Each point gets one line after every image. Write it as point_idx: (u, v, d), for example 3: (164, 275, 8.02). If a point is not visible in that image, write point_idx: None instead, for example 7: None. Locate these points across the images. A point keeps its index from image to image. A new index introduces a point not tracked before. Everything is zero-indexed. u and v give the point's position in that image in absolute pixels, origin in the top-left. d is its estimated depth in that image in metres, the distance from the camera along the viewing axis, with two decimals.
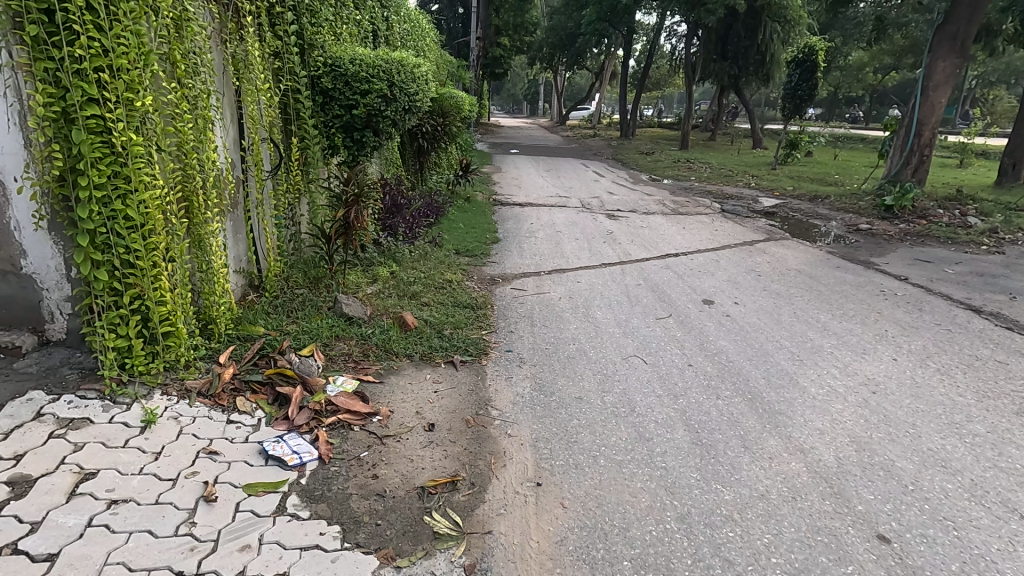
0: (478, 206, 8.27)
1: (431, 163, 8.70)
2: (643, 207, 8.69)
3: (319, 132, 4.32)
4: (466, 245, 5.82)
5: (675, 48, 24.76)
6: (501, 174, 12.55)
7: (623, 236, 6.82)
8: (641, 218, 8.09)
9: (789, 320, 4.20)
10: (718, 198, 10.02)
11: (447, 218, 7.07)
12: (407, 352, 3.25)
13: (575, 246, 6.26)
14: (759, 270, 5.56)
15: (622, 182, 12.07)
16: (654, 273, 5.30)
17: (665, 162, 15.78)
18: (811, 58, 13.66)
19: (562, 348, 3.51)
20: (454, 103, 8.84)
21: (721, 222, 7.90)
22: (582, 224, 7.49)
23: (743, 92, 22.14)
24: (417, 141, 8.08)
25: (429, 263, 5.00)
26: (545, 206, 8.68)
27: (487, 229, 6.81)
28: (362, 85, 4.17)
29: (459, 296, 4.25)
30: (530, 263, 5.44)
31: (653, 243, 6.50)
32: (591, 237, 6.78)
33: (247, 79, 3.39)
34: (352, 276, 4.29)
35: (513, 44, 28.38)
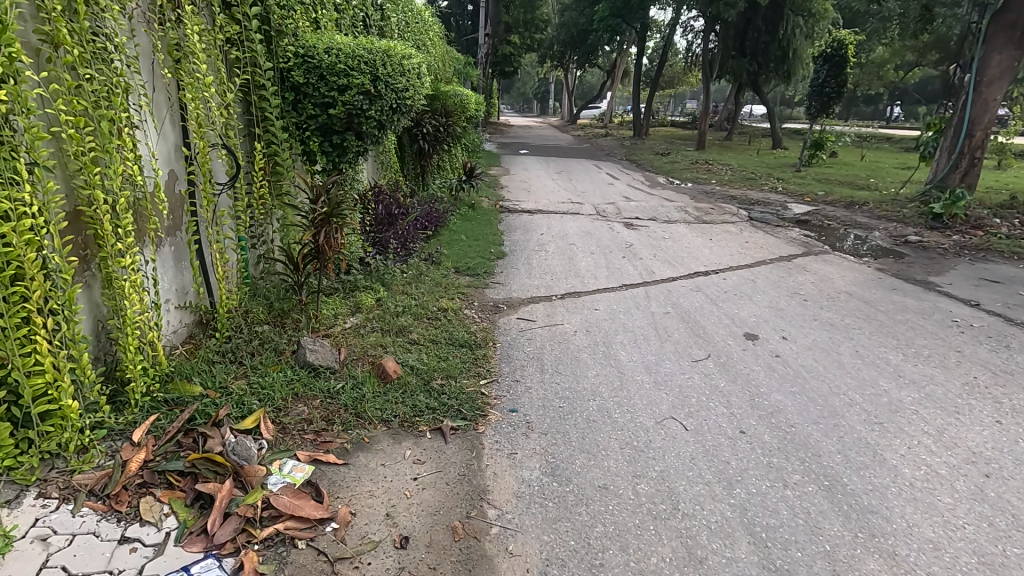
0: (483, 213, 7.62)
1: (433, 166, 8.05)
2: (663, 215, 7.97)
3: (291, 136, 3.65)
4: (468, 262, 5.14)
5: (690, 45, 23.92)
6: (509, 177, 11.88)
7: (644, 250, 6.11)
8: (661, 227, 7.37)
9: (854, 362, 3.47)
10: (743, 203, 9.25)
11: (448, 229, 6.41)
12: (383, 415, 2.57)
13: (590, 261, 5.55)
14: (804, 292, 4.83)
15: (638, 185, 11.33)
16: (683, 298, 4.59)
17: (682, 164, 15.00)
18: (841, 53, 12.79)
19: (580, 406, 2.81)
20: (457, 100, 8.21)
21: (751, 233, 7.16)
22: (597, 234, 6.79)
23: (763, 89, 21.27)
24: (417, 142, 7.52)
25: (423, 287, 4.32)
26: (556, 213, 7.99)
27: (491, 241, 6.14)
28: (340, 79, 3.48)
29: (456, 332, 3.57)
30: (540, 284, 4.75)
31: (679, 259, 5.78)
32: (609, 250, 6.08)
33: (189, 71, 2.71)
34: (328, 307, 3.62)
35: (523, 41, 27.67)
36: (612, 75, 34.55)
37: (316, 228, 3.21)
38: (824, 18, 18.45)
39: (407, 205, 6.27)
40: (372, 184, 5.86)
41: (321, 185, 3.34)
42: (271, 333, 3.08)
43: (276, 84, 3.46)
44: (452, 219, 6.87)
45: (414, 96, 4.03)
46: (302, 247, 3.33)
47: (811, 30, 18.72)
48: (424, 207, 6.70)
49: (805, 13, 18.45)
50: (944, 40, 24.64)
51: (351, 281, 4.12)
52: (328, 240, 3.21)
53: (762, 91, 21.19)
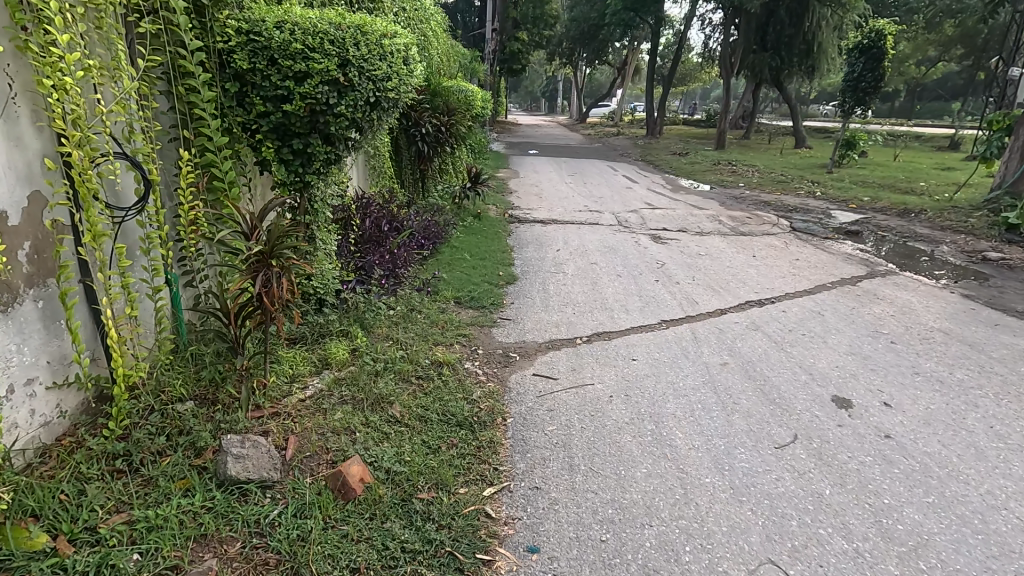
0: (490, 225, 6.72)
1: (434, 172, 7.16)
2: (693, 225, 7.02)
3: (238, 140, 2.76)
4: (471, 291, 4.26)
5: (707, 39, 22.90)
6: (519, 180, 11.01)
7: (679, 271, 5.18)
8: (693, 241, 6.43)
9: (996, 447, 2.54)
10: (780, 211, 8.29)
11: (450, 245, 5.55)
12: (335, 570, 1.68)
13: (616, 287, 4.62)
14: (888, 330, 3.90)
15: (660, 189, 10.42)
16: (740, 341, 3.66)
17: (703, 165, 14.03)
18: (879, 44, 11.74)
19: (631, 540, 1.91)
20: (457, 97, 7.34)
21: (798, 248, 6.21)
22: (621, 249, 5.87)
23: (785, 85, 20.23)
24: (415, 145, 6.68)
25: (414, 331, 3.42)
26: (572, 223, 7.11)
27: (499, 260, 5.26)
28: (296, 63, 2.57)
29: (451, 402, 2.67)
30: (560, 320, 3.86)
31: (722, 283, 4.85)
32: (637, 270, 5.18)
33: (50, 45, 1.82)
34: (285, 368, 2.73)
35: (532, 38, 26.75)
36: (624, 72, 33.52)
37: (252, 270, 2.28)
38: (853, 9, 17.33)
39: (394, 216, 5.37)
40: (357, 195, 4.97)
41: (261, 207, 2.46)
42: (190, 419, 2.19)
43: (209, 71, 2.56)
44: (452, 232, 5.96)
45: (404, 88, 3.08)
46: (237, 295, 2.40)
47: (839, 21, 17.63)
48: (420, 218, 5.82)
49: (833, 4, 17.36)
50: (973, 33, 23.47)
51: (320, 325, 3.23)
52: (274, 287, 2.29)
53: (784, 87, 20.14)
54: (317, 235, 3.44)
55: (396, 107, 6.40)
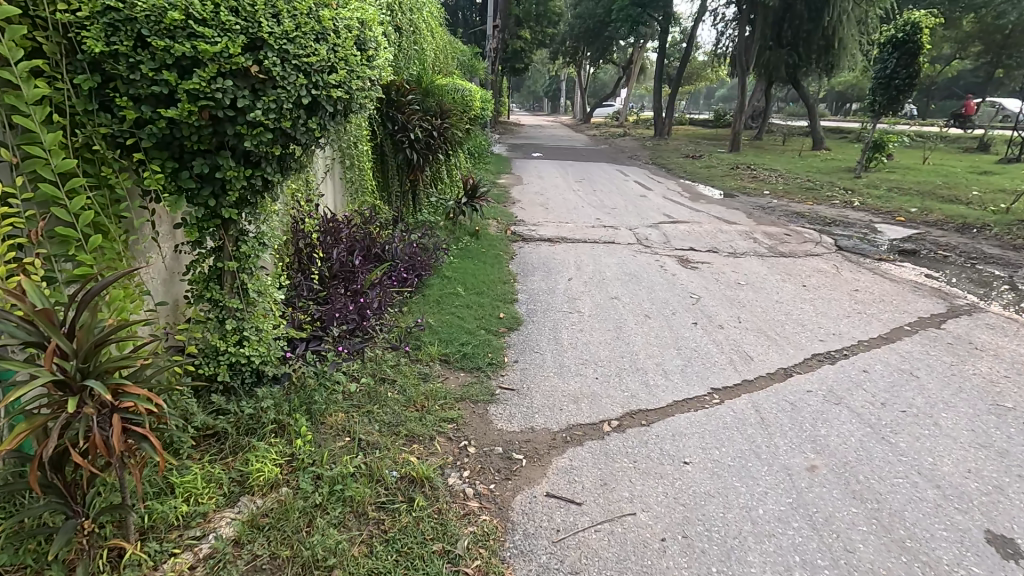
0: (489, 245, 5.81)
1: (426, 183, 6.25)
2: (725, 244, 6.08)
3: (107, 161, 1.84)
4: (461, 344, 3.36)
5: (718, 35, 21.96)
6: (522, 187, 10.11)
7: (718, 308, 4.25)
8: (727, 265, 5.51)
9: None
10: (817, 225, 7.36)
11: (440, 275, 4.64)
12: None
13: (644, 335, 3.69)
14: (1012, 402, 2.96)
15: (678, 197, 9.51)
16: (822, 423, 2.72)
17: (719, 170, 13.11)
18: (915, 38, 10.75)
19: None
20: (452, 97, 6.41)
21: (852, 273, 5.28)
22: (644, 277, 4.95)
23: (801, 83, 19.27)
24: (402, 152, 5.80)
25: (382, 418, 2.51)
26: (584, 241, 6.20)
27: (500, 294, 4.34)
28: (178, 43, 1.65)
29: (422, 564, 1.76)
30: (578, 391, 2.94)
31: (774, 326, 3.92)
32: (668, 306, 4.25)
33: None
34: (172, 508, 1.82)
35: (534, 36, 25.91)
36: (629, 71, 32.54)
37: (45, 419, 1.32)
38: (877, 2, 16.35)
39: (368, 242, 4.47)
40: (319, 219, 4.08)
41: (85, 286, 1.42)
42: None
43: (45, 59, 1.65)
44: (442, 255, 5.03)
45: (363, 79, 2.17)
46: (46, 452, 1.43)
47: (861, 15, 16.61)
48: (403, 239, 4.92)
49: None
50: (998, 28, 22.43)
51: (248, 418, 2.33)
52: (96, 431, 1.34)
53: (801, 86, 19.17)
54: (250, 287, 2.54)
55: (372, 105, 5.51)
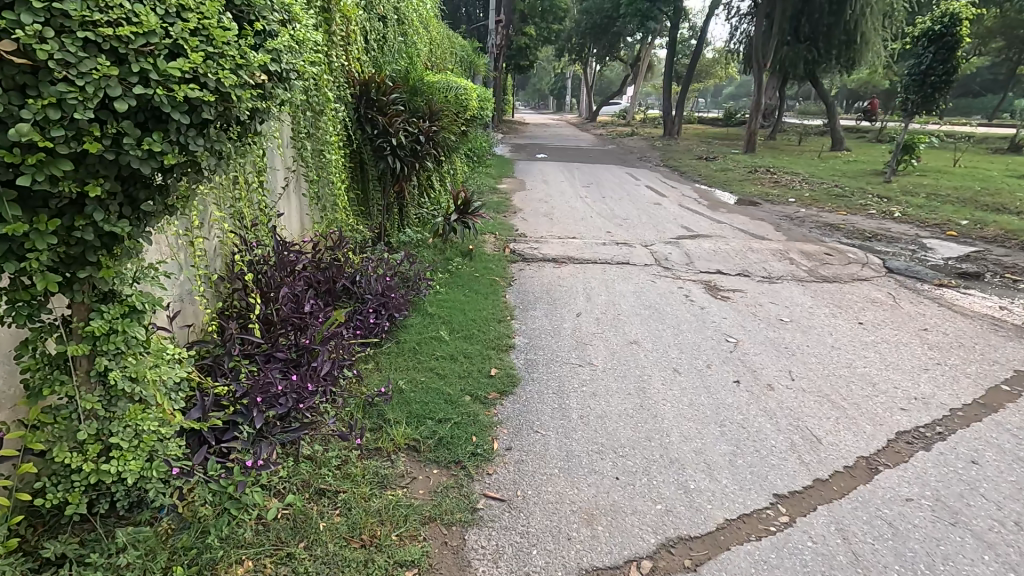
0: (484, 268, 5.00)
1: (410, 195, 5.62)
2: (757, 266, 5.26)
3: None
4: (435, 422, 2.56)
5: (731, 31, 21.09)
6: (526, 194, 9.34)
7: (763, 358, 3.43)
8: (763, 293, 4.68)
9: None
10: (856, 240, 6.52)
11: (423, 312, 3.86)
12: None
13: (674, 402, 2.87)
14: None
15: (696, 206, 8.70)
16: (942, 562, 1.90)
17: (737, 173, 12.26)
18: (954, 31, 9.86)
19: None
20: (441, 96, 5.76)
21: (914, 305, 4.45)
22: (667, 313, 4.12)
23: (819, 81, 18.37)
24: (383, 160, 5.06)
25: (303, 572, 1.73)
26: (593, 261, 5.40)
27: (493, 338, 3.55)
28: None
29: None
30: (591, 501, 2.14)
31: (838, 387, 3.09)
32: (700, 354, 3.45)
33: None
34: None
35: (540, 32, 25.09)
36: (637, 68, 31.61)
37: None
38: None
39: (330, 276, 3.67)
40: (263, 251, 3.28)
41: None
42: None
43: None
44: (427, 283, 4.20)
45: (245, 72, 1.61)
46: None
47: (885, 8, 15.70)
48: (377, 267, 4.11)
49: None
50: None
51: None
52: None
53: (819, 83, 18.25)
54: (117, 374, 1.74)
55: (348, 105, 4.75)
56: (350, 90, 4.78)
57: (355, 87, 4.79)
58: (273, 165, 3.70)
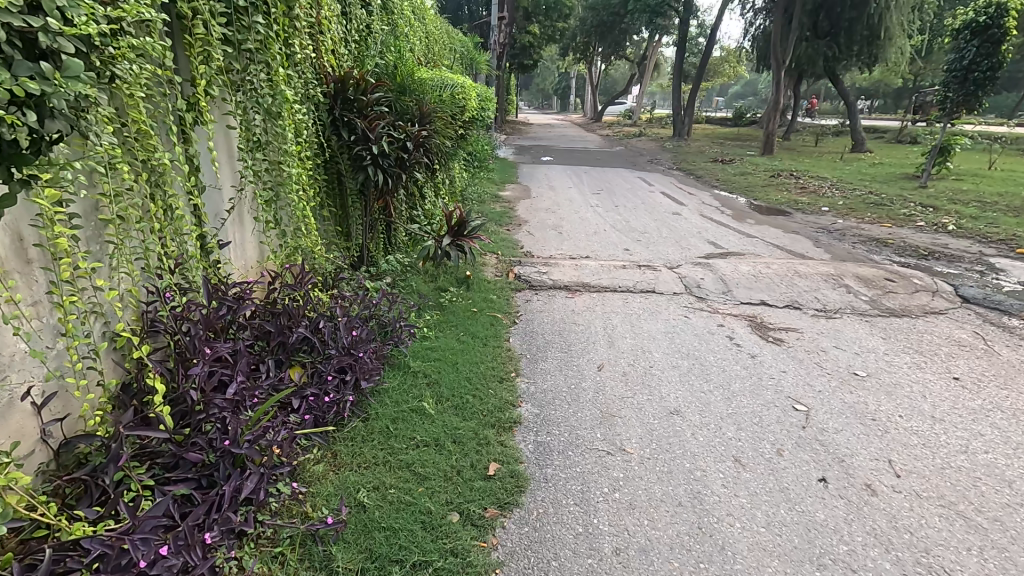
0: (483, 300, 4.19)
1: (397, 211, 4.81)
2: (807, 296, 4.42)
3: None
4: (406, 570, 1.77)
5: (744, 28, 20.28)
6: (532, 202, 8.54)
7: (847, 438, 2.60)
8: (822, 332, 3.85)
9: None
10: (913, 259, 5.68)
11: (404, 369, 3.05)
12: None
13: (744, 521, 2.06)
14: None
15: (719, 217, 7.87)
16: None
17: (759, 177, 11.42)
18: (1000, 23, 9.02)
19: None
20: (432, 95, 4.97)
21: (1013, 350, 3.61)
22: (708, 364, 3.31)
23: (838, 79, 17.53)
24: (363, 172, 4.26)
25: None
26: (612, 289, 4.58)
27: (491, 408, 2.73)
28: None
29: None
30: None
31: (963, 491, 2.26)
32: (763, 433, 2.63)
33: None
34: None
35: (544, 30, 24.30)
36: (644, 66, 30.74)
37: None
38: None
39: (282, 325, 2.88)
40: (185, 303, 2.50)
41: None
42: None
43: None
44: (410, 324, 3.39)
45: None
46: None
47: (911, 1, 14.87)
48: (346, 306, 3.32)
49: None
50: None
51: None
52: None
53: (838, 82, 17.37)
54: None
55: (319, 107, 3.95)
56: (323, 88, 3.99)
57: (328, 85, 4.00)
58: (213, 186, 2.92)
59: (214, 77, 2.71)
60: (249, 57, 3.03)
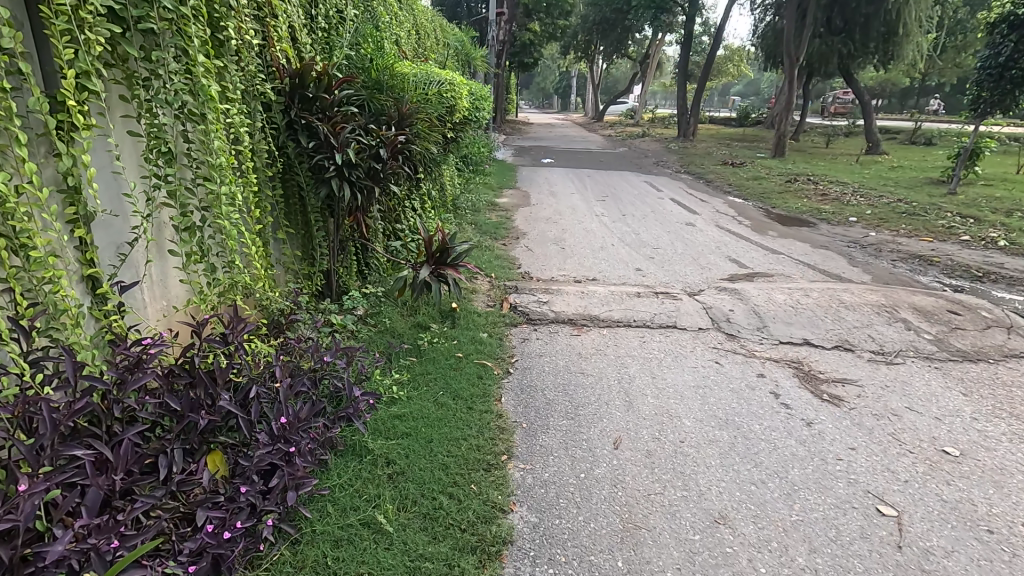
0: (471, 339, 3.47)
1: (371, 229, 4.09)
2: (860, 335, 3.69)
3: None
4: None
5: (753, 24, 19.57)
6: (533, 211, 7.83)
7: (965, 569, 1.88)
8: (888, 385, 3.13)
9: None
10: (969, 283, 4.95)
11: (359, 452, 2.33)
12: None
13: None
14: None
15: (737, 228, 7.16)
16: None
17: (774, 182, 10.70)
18: None
19: None
20: (414, 93, 4.28)
21: None
22: (754, 438, 2.60)
23: (852, 78, 16.80)
24: (326, 185, 3.54)
25: None
26: (625, 324, 3.86)
27: (472, 517, 2.02)
28: None
29: None
30: None
31: None
32: (846, 559, 1.91)
33: None
34: None
35: (545, 28, 23.61)
36: (646, 65, 30.02)
37: None
38: None
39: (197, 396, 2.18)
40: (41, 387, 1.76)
41: None
42: None
43: None
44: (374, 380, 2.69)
45: None
46: None
47: None
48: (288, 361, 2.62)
49: None
50: None
51: None
52: None
53: (853, 80, 16.63)
54: None
55: (269, 106, 3.23)
56: (274, 85, 3.27)
57: (282, 80, 3.30)
58: (105, 212, 2.19)
59: (97, 67, 1.99)
60: (155, 39, 2.29)
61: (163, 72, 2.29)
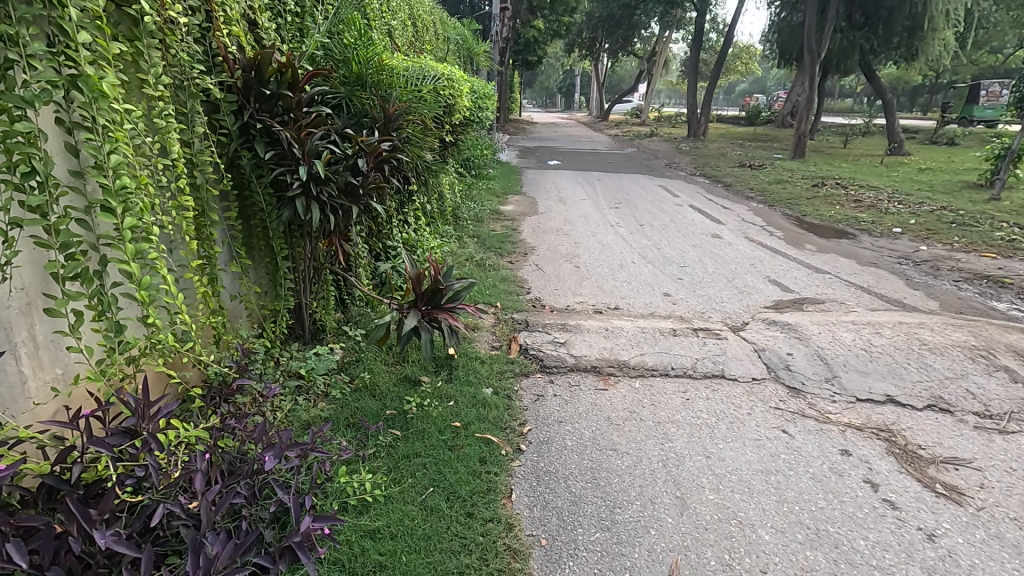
0: (472, 398, 2.76)
1: (351, 254, 3.38)
2: (958, 390, 2.96)
3: None
4: None
5: (768, 19, 18.73)
6: (540, 221, 7.11)
7: None
8: (1014, 468, 2.41)
9: None
10: None
11: None
12: None
13: None
14: None
15: (770, 241, 6.43)
16: None
17: (799, 186, 9.95)
18: None
19: None
20: (403, 89, 3.55)
21: None
22: (862, 567, 1.88)
23: (874, 75, 16.00)
24: (290, 204, 2.82)
25: None
26: (661, 373, 3.13)
27: None
28: None
29: None
30: None
31: None
32: None
33: None
34: None
35: (550, 25, 22.82)
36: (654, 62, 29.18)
37: None
38: None
39: (63, 535, 1.49)
40: None
41: None
42: None
43: None
44: (338, 480, 2.00)
45: None
46: None
47: None
48: (217, 458, 1.94)
49: None
50: None
51: None
52: None
53: (874, 76, 15.83)
54: None
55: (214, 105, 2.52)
56: (220, 78, 2.56)
57: (233, 74, 2.58)
58: None
59: None
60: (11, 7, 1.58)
61: (24, 56, 1.59)
